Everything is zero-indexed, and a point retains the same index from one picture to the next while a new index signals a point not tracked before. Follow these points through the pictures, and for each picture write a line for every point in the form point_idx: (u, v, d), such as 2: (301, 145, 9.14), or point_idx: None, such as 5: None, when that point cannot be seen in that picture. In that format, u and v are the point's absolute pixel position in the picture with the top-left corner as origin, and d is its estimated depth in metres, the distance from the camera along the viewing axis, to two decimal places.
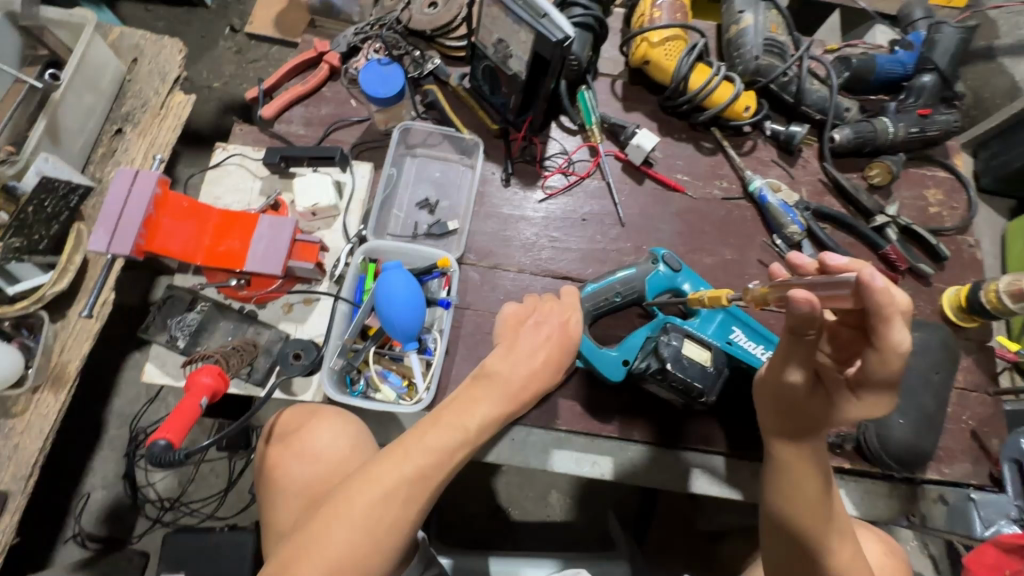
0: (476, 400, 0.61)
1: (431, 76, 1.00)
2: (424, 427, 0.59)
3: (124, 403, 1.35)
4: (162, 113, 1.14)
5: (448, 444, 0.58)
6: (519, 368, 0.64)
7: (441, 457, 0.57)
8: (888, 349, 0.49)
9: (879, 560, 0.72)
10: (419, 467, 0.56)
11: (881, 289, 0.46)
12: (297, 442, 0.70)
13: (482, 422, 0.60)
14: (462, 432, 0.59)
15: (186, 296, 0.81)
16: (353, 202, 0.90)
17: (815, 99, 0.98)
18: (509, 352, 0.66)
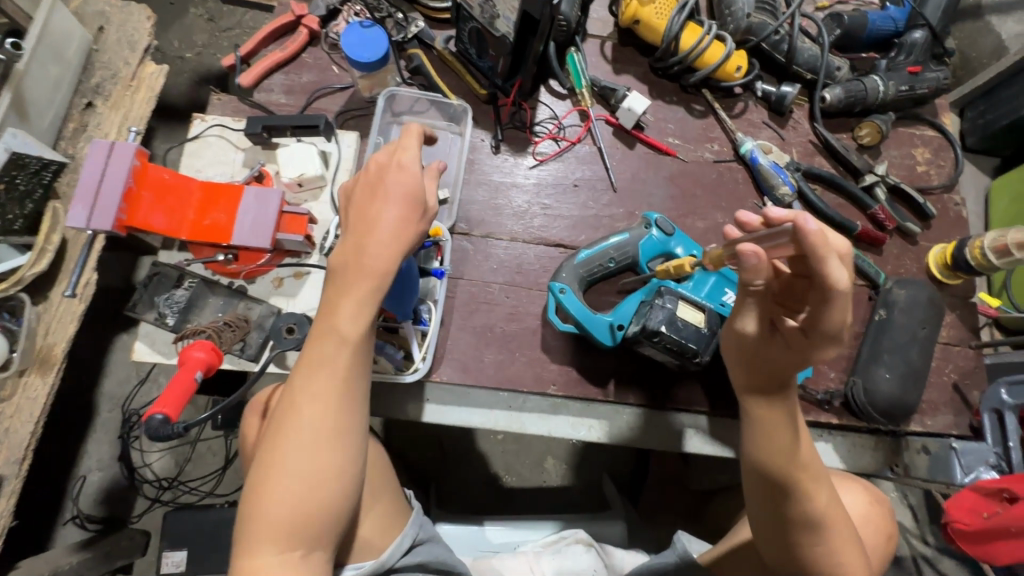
0: (341, 295, 0.55)
1: (415, 40, 0.96)
2: (307, 357, 0.56)
3: (115, 386, 1.33)
4: (134, 85, 1.09)
5: (334, 360, 0.55)
6: (370, 253, 0.55)
7: (332, 378, 0.55)
8: (831, 290, 0.46)
9: (863, 510, 0.75)
10: (319, 399, 0.54)
11: (815, 233, 0.45)
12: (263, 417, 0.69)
13: (350, 320, 0.55)
14: (334, 340, 0.55)
15: (172, 273, 0.80)
16: (340, 172, 0.88)
17: (807, 58, 0.97)
18: (361, 238, 0.55)
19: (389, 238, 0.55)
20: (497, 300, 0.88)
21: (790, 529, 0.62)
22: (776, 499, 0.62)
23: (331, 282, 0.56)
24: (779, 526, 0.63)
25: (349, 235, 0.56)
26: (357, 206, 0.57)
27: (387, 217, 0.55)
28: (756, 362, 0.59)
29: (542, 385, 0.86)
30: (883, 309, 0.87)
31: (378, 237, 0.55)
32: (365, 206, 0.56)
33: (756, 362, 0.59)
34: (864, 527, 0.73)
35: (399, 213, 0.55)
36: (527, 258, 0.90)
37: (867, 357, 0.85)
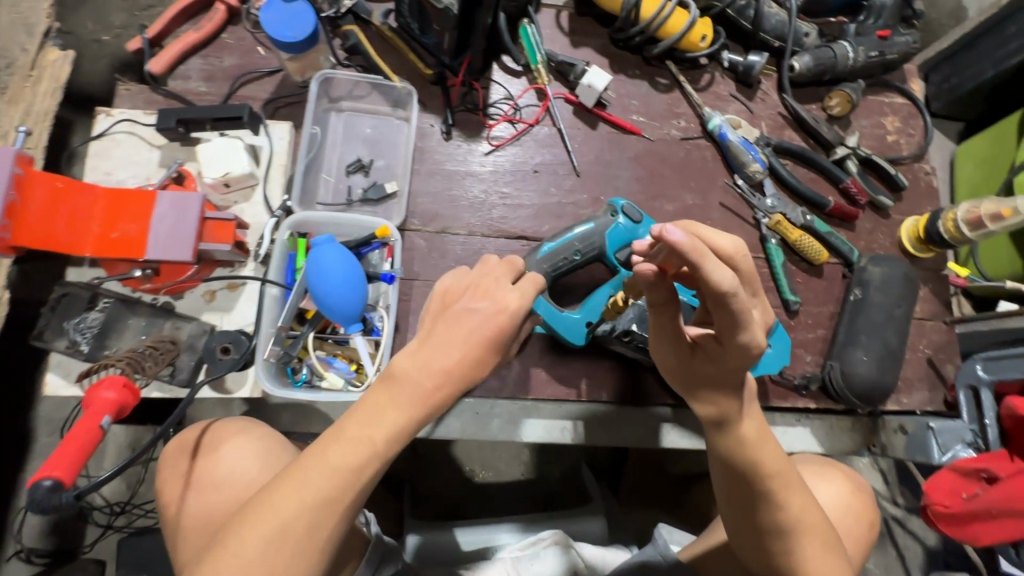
0: (392, 407, 0.49)
1: (350, 15, 0.86)
2: (329, 437, 0.49)
3: (49, 409, 1.22)
4: (33, 75, 0.96)
5: (357, 466, 0.48)
6: (432, 366, 0.50)
7: (346, 478, 0.48)
8: (718, 294, 0.42)
9: (840, 502, 0.73)
10: (323, 493, 0.47)
11: (684, 242, 0.40)
12: (200, 469, 0.65)
13: (391, 433, 0.49)
14: (368, 447, 0.48)
15: (84, 293, 0.69)
16: (272, 168, 0.79)
17: (773, 24, 0.91)
18: (435, 351, 0.50)
19: (465, 363, 0.51)
20: None
21: (763, 537, 0.58)
22: (747, 505, 0.58)
23: (386, 382, 0.50)
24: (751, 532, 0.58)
25: (419, 340, 0.52)
26: (449, 315, 0.53)
27: (473, 341, 0.51)
28: (690, 379, 0.56)
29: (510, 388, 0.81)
30: (858, 289, 0.84)
31: (451, 351, 0.50)
32: (450, 321, 0.52)
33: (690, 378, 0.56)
34: (842, 520, 0.71)
35: (484, 348, 0.51)
36: (487, 253, 0.83)
37: (843, 340, 0.82)
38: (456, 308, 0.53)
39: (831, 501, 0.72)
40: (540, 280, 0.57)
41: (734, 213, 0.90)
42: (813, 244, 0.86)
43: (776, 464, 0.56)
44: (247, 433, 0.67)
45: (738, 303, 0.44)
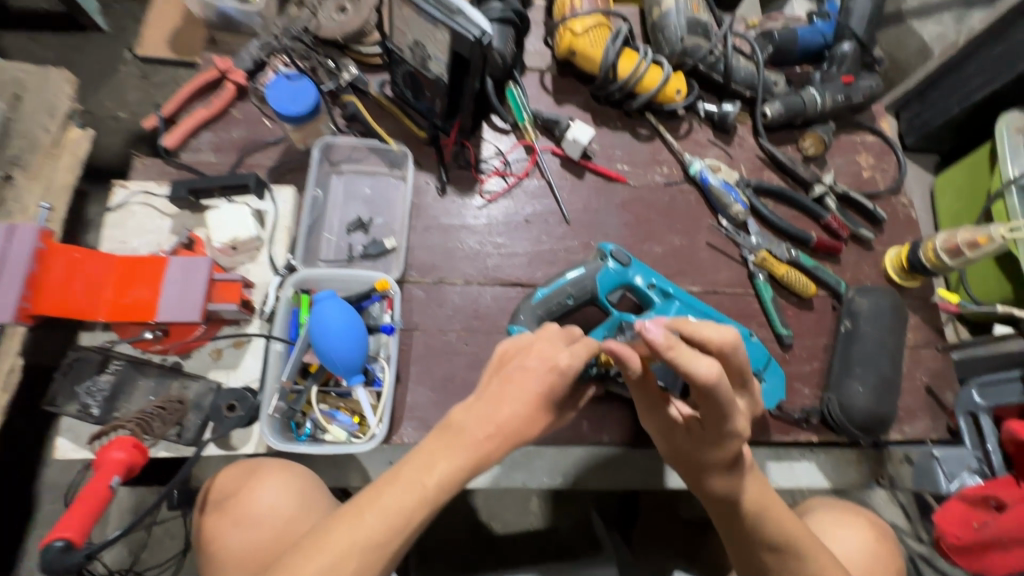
0: (448, 450, 0.51)
1: (349, 86, 0.93)
2: (385, 480, 0.51)
3: (55, 474, 1.22)
4: (56, 153, 1.03)
5: (408, 510, 0.50)
6: (489, 418, 0.52)
7: (398, 522, 0.49)
8: (700, 382, 0.48)
9: (869, 549, 0.68)
10: (372, 536, 0.49)
11: (661, 341, 0.46)
12: (235, 508, 0.62)
13: (442, 480, 0.51)
14: (418, 492, 0.50)
15: (95, 356, 0.72)
16: (277, 231, 0.83)
17: (743, 76, 0.98)
18: (493, 409, 0.52)
19: (520, 422, 0.53)
20: (455, 349, 0.83)
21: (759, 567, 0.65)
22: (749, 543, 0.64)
23: (441, 431, 0.53)
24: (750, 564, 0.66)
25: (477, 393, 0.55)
26: (502, 375, 0.55)
27: (532, 404, 0.53)
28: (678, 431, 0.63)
29: None
30: (848, 320, 0.86)
31: (511, 410, 0.53)
32: (511, 386, 0.53)
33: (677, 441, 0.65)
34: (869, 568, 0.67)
35: (539, 409, 0.54)
36: (483, 301, 0.86)
37: (839, 372, 0.83)
38: (514, 368, 0.55)
39: (861, 546, 0.68)
40: (593, 344, 0.56)
41: (721, 252, 0.93)
42: (800, 278, 0.88)
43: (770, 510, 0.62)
44: (270, 470, 0.64)
45: (722, 392, 0.50)
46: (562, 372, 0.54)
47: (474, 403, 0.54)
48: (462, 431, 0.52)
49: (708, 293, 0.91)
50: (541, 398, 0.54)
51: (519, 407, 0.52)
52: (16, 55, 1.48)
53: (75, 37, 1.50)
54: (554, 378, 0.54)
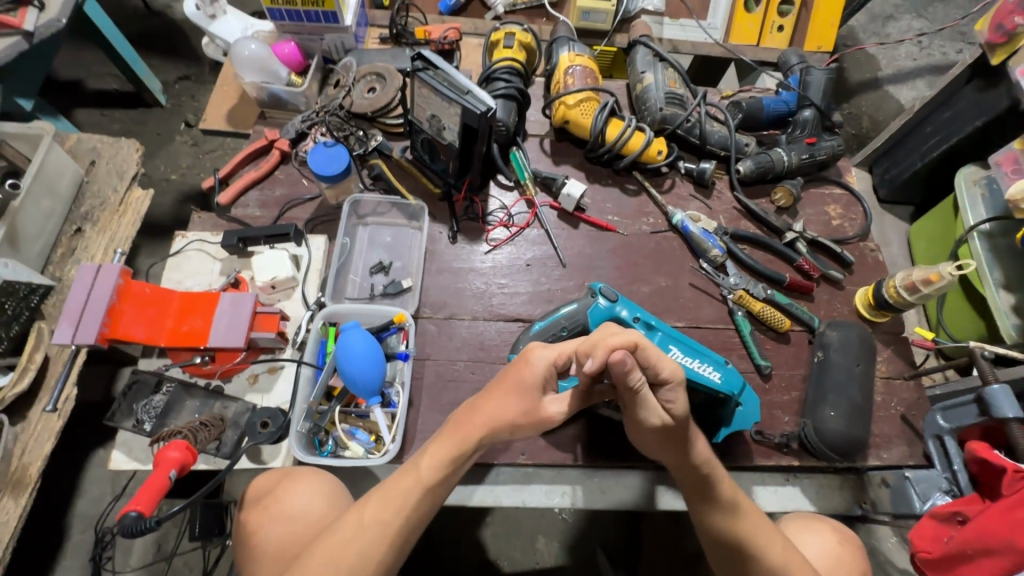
0: (440, 446, 0.68)
1: (375, 151, 1.09)
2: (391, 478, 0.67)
3: (90, 503, 1.30)
4: (121, 209, 1.19)
5: (406, 491, 0.65)
6: (477, 416, 0.68)
7: (397, 504, 0.64)
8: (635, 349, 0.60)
9: (834, 552, 0.73)
10: (378, 517, 0.64)
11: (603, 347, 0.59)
12: (273, 504, 0.71)
13: (432, 465, 0.66)
14: (414, 476, 0.66)
15: (151, 379, 0.83)
16: (310, 273, 0.96)
17: (717, 139, 1.12)
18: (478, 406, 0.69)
19: (497, 415, 0.68)
20: (462, 377, 0.93)
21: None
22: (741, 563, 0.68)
23: (444, 430, 0.69)
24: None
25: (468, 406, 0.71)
26: (502, 373, 0.71)
27: (509, 396, 0.68)
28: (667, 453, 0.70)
29: (512, 455, 0.90)
30: (821, 351, 0.94)
31: (496, 405, 0.68)
32: (507, 381, 0.69)
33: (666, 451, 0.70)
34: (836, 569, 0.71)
35: (512, 402, 0.68)
36: (488, 334, 0.97)
37: (813, 399, 0.91)
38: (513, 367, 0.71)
39: (826, 550, 0.73)
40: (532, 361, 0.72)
41: (703, 291, 1.03)
42: (774, 314, 0.97)
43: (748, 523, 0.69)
44: (306, 478, 0.74)
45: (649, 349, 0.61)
46: (530, 368, 0.68)
47: (479, 396, 0.70)
48: (464, 421, 0.68)
49: (691, 328, 1.00)
50: (518, 390, 0.68)
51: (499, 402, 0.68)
52: (88, 128, 1.71)
53: (138, 111, 1.72)
54: (529, 374, 0.68)
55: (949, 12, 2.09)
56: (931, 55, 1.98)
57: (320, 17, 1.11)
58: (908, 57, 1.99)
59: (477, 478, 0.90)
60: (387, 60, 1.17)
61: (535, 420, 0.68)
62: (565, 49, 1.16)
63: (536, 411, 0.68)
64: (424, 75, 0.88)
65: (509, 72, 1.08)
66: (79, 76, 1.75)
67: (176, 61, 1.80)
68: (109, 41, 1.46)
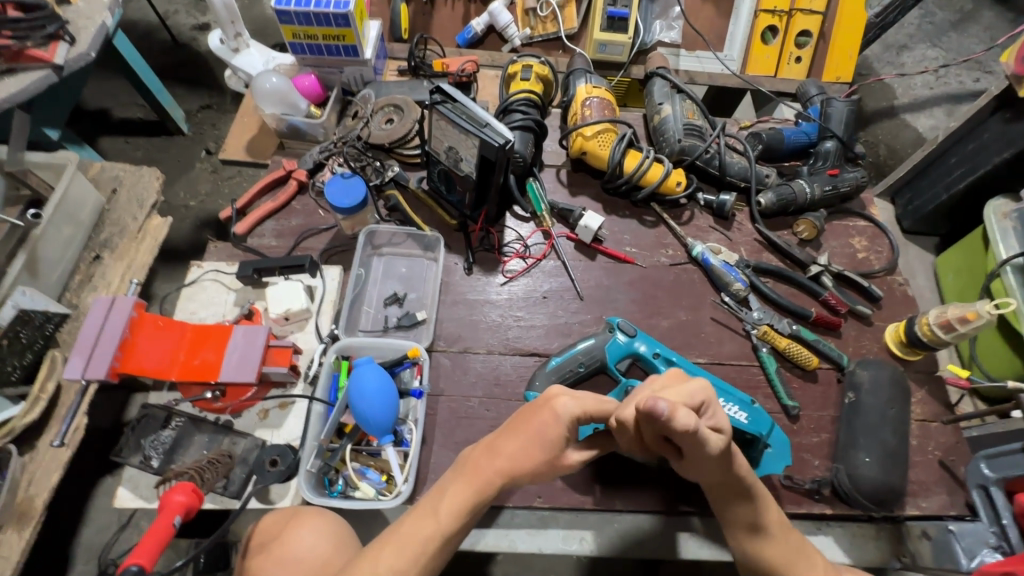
0: (457, 484, 0.64)
1: (392, 182, 1.09)
2: (405, 520, 0.62)
3: (94, 534, 1.28)
4: (139, 237, 1.20)
5: (424, 538, 0.60)
6: (496, 458, 0.64)
7: (416, 551, 0.60)
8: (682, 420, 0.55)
9: None
10: (393, 565, 0.58)
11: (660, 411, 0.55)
12: (277, 549, 0.68)
13: (451, 510, 0.62)
14: (432, 521, 0.61)
15: (161, 413, 0.82)
16: (324, 304, 0.95)
17: (737, 170, 1.10)
18: (498, 446, 0.65)
19: (517, 461, 0.64)
20: (477, 415, 0.90)
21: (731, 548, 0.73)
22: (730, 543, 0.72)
23: (457, 471, 0.65)
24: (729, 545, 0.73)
25: (480, 443, 0.68)
26: (523, 412, 0.67)
27: (531, 443, 0.64)
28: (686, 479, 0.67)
29: (528, 498, 0.86)
30: (851, 391, 0.90)
31: (514, 448, 0.64)
32: (527, 426, 0.65)
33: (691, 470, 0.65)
34: None
35: (536, 448, 0.64)
36: (503, 369, 0.94)
37: (845, 442, 0.86)
38: (533, 408, 0.67)
39: None
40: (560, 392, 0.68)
41: (725, 326, 1.00)
42: (801, 351, 0.94)
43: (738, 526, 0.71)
44: (309, 518, 0.71)
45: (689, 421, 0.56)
46: (558, 413, 0.64)
47: (497, 438, 0.66)
48: (479, 466, 0.64)
49: (713, 365, 0.97)
50: (537, 436, 0.64)
51: (515, 446, 0.64)
52: (111, 155, 1.74)
53: (161, 139, 1.76)
54: (555, 422, 0.64)
55: (965, 41, 2.08)
56: (949, 84, 1.97)
57: (340, 51, 1.12)
58: (924, 86, 1.98)
59: (491, 521, 0.86)
60: (405, 92, 1.17)
61: (552, 469, 0.65)
62: (583, 81, 1.16)
63: (557, 458, 0.65)
64: (443, 108, 0.88)
65: (527, 104, 1.08)
66: (106, 105, 1.80)
67: (199, 91, 1.85)
68: (136, 72, 1.50)
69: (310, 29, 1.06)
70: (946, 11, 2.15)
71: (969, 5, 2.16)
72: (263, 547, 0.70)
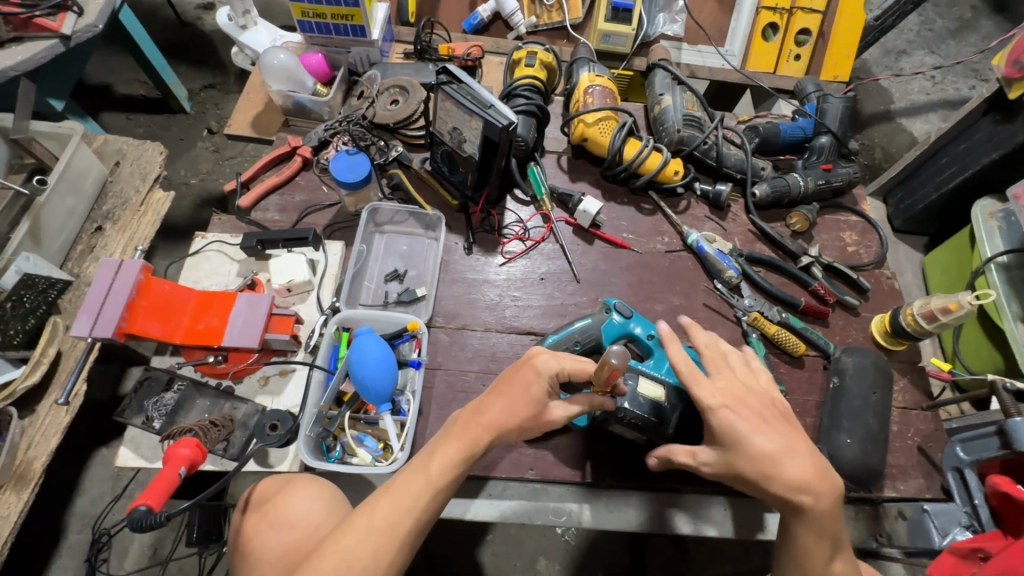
0: (442, 445, 0.67)
1: (395, 162, 1.11)
2: (397, 479, 0.65)
3: (88, 503, 1.29)
4: (142, 209, 1.21)
5: (416, 494, 0.64)
6: (484, 420, 0.68)
7: (408, 505, 0.63)
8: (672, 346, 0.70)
9: None
10: (389, 518, 0.62)
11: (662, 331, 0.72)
12: (271, 511, 0.71)
13: (441, 466, 0.65)
14: (423, 476, 0.64)
15: (163, 376, 0.84)
16: (326, 277, 0.97)
17: (734, 161, 1.13)
18: (483, 409, 0.69)
19: (502, 420, 0.68)
20: (472, 388, 0.92)
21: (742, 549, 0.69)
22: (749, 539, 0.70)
23: (449, 430, 0.69)
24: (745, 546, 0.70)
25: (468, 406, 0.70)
26: (505, 375, 0.71)
27: (513, 403, 0.68)
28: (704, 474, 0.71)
29: (521, 470, 0.89)
30: (836, 376, 0.93)
31: (497, 410, 0.68)
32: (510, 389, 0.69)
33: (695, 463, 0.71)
34: None
35: (520, 405, 0.68)
36: (500, 346, 0.96)
37: (829, 425, 0.89)
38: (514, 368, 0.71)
39: None
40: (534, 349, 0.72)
41: (717, 312, 1.03)
42: (789, 337, 0.96)
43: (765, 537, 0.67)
44: (299, 484, 0.73)
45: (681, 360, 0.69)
46: (539, 372, 0.69)
47: (482, 401, 0.70)
48: (468, 425, 0.68)
49: None
50: (520, 397, 0.68)
51: (499, 410, 0.68)
52: (113, 131, 1.74)
53: (163, 116, 1.76)
54: (536, 379, 0.68)
55: (962, 48, 2.11)
56: (945, 90, 2.01)
57: (348, 30, 1.14)
58: (921, 91, 2.01)
59: (484, 492, 0.88)
60: (411, 74, 1.19)
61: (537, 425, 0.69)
62: (586, 69, 1.18)
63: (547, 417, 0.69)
64: (448, 89, 0.90)
65: (530, 90, 1.10)
66: (108, 81, 1.80)
67: (203, 71, 1.85)
68: (141, 48, 1.50)
69: (319, 8, 1.08)
70: (945, 19, 2.18)
71: (968, 14, 2.19)
72: (260, 508, 0.72)
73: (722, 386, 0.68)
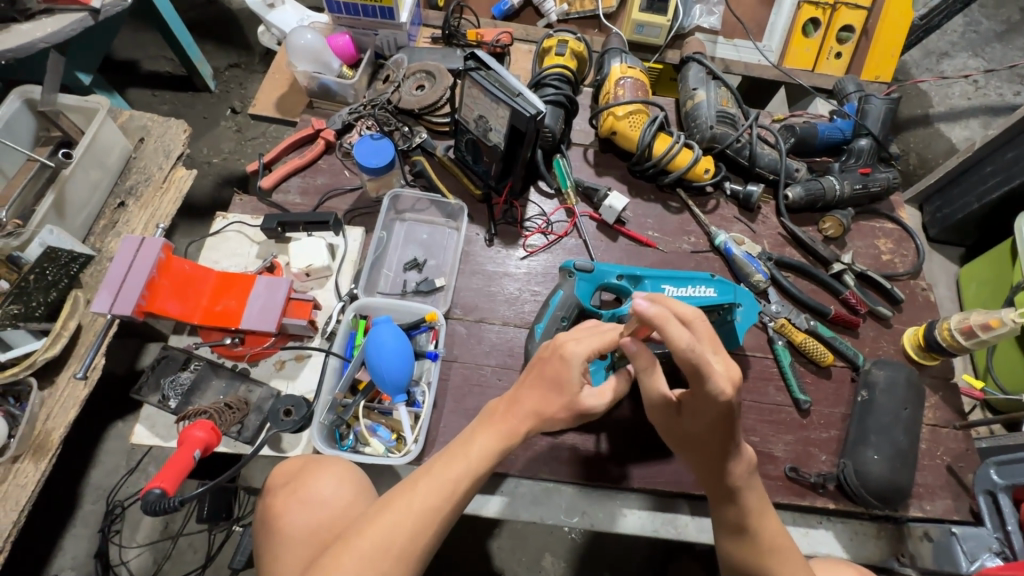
0: (482, 430, 0.67)
1: (419, 148, 1.09)
2: (437, 461, 0.64)
3: (102, 475, 1.31)
4: (164, 186, 1.20)
5: (457, 477, 0.62)
6: (527, 407, 0.68)
7: (448, 490, 0.61)
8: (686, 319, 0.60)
9: None
10: (428, 501, 0.60)
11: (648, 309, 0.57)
12: (300, 488, 0.69)
13: (482, 453, 0.64)
14: (464, 460, 0.64)
15: (180, 355, 0.83)
16: (345, 263, 0.96)
17: (767, 161, 1.09)
18: (524, 395, 0.69)
19: (537, 406, 0.68)
20: (488, 383, 0.91)
21: (768, 559, 0.66)
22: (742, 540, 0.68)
23: (486, 418, 0.69)
24: (756, 556, 0.66)
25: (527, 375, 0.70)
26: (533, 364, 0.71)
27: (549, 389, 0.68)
28: (688, 440, 0.69)
29: (535, 468, 0.87)
30: (865, 390, 0.90)
31: (532, 397, 0.68)
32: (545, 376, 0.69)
33: (675, 429, 0.69)
34: None
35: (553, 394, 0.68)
36: (518, 341, 0.95)
37: (855, 439, 0.86)
38: (540, 358, 0.70)
39: None
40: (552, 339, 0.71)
41: None
42: (817, 346, 0.93)
43: (778, 542, 0.67)
44: (331, 466, 0.72)
45: (697, 331, 0.59)
46: (566, 358, 0.67)
47: (519, 389, 0.70)
48: (507, 414, 0.68)
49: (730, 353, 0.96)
50: (553, 381, 0.68)
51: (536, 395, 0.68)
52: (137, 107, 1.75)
53: (187, 94, 1.76)
54: (564, 366, 0.67)
55: (1007, 52, 2.02)
56: (987, 96, 1.92)
57: (376, 12, 1.12)
58: (962, 95, 1.93)
59: (496, 488, 0.87)
60: (438, 58, 1.16)
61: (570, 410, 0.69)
62: (617, 60, 1.14)
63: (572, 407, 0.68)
64: (476, 75, 0.88)
65: (560, 79, 1.08)
66: (135, 57, 1.80)
67: (227, 50, 1.84)
68: (169, 25, 1.49)
69: None
70: (992, 20, 2.09)
71: (1017, 16, 2.09)
72: (288, 487, 0.70)
73: (726, 369, 0.59)
